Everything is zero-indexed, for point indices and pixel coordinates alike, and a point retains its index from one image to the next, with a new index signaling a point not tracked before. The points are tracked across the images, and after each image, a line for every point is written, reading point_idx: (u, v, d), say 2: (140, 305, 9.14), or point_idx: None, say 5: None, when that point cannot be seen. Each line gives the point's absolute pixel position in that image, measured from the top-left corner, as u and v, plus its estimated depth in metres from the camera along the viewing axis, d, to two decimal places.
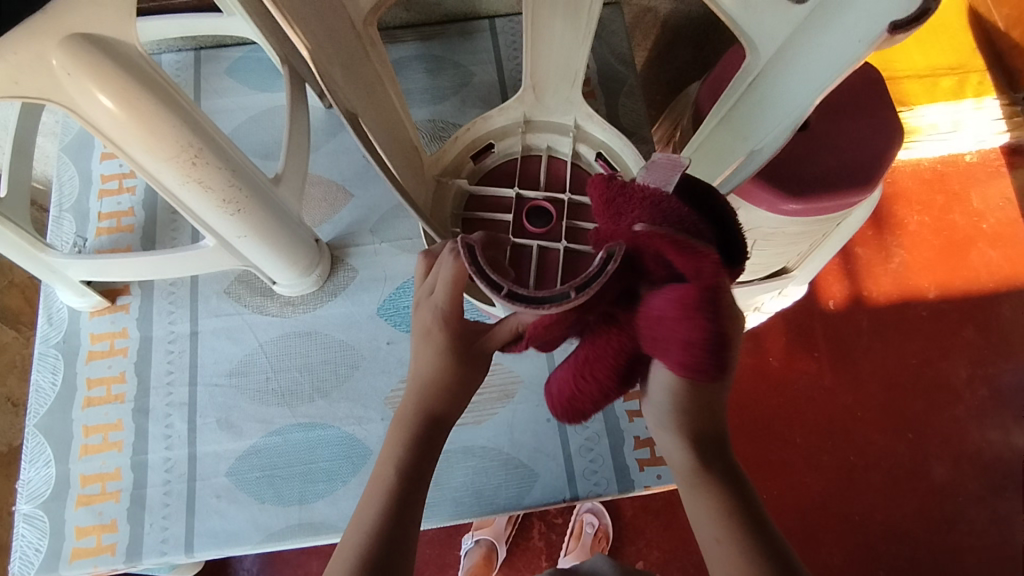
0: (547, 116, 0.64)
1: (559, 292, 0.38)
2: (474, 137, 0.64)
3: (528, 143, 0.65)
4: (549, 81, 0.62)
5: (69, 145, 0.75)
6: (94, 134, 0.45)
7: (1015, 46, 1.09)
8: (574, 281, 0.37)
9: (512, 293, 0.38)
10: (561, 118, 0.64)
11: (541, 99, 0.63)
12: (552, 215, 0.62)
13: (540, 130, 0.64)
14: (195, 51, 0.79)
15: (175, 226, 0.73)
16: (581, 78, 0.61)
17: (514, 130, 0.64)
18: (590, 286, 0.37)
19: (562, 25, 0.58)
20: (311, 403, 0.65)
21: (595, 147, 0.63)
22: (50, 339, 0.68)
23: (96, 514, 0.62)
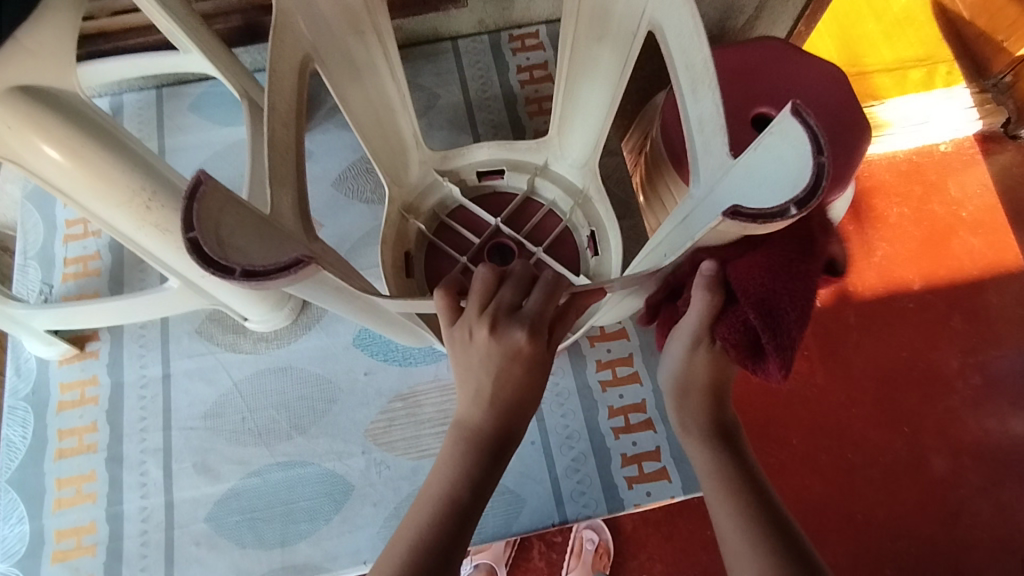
0: (412, 192, 0.66)
1: (797, 195, 0.30)
2: (396, 258, 0.61)
3: (422, 219, 0.66)
4: (396, 163, 0.64)
5: (32, 192, 0.74)
6: (43, 184, 0.45)
7: (981, 34, 1.10)
8: (792, 195, 0.31)
9: (794, 204, 0.30)
10: (426, 189, 0.66)
11: (402, 187, 0.64)
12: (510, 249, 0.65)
13: (421, 208, 0.66)
14: (157, 90, 0.78)
15: (143, 268, 0.71)
16: (417, 137, 0.65)
17: (406, 226, 0.64)
18: (821, 187, 0.30)
19: (370, 82, 0.59)
20: (289, 440, 0.64)
21: (472, 171, 0.67)
22: (18, 391, 0.66)
23: (73, 570, 0.60)
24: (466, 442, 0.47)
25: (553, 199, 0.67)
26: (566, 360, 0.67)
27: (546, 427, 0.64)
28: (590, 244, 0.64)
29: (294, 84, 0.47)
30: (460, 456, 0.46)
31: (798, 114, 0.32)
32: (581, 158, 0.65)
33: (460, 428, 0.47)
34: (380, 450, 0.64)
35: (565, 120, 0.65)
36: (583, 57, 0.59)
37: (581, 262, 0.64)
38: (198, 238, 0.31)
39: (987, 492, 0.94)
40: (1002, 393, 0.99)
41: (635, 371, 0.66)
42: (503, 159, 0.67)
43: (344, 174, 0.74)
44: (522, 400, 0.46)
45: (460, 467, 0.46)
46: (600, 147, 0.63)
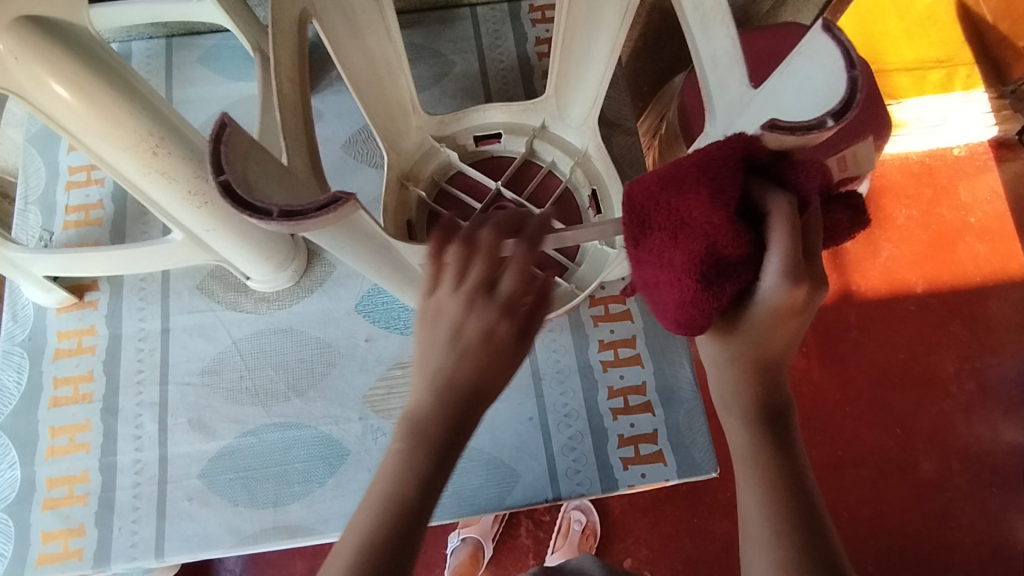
0: (410, 159, 0.65)
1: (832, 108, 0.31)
2: (400, 225, 0.61)
3: (422, 186, 0.65)
4: (396, 128, 0.63)
5: (36, 135, 0.73)
6: (46, 122, 0.43)
7: (1004, 38, 1.08)
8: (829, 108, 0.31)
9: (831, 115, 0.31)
10: (422, 155, 0.65)
11: (399, 154, 0.63)
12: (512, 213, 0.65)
13: (419, 174, 0.65)
14: (167, 39, 0.76)
15: (145, 221, 0.70)
16: (415, 101, 0.64)
17: (406, 193, 0.63)
18: (853, 105, 0.30)
19: (374, 37, 0.58)
20: (286, 403, 0.64)
21: (469, 136, 0.67)
22: (15, 336, 0.66)
23: (63, 518, 0.60)
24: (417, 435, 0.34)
25: (553, 159, 0.67)
26: (568, 338, 0.66)
27: (545, 404, 0.64)
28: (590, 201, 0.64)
29: (296, 40, 0.46)
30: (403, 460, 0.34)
31: (830, 29, 0.33)
32: (578, 115, 0.65)
33: (405, 423, 0.35)
34: (377, 417, 0.63)
35: (564, 80, 0.63)
36: (579, 24, 0.58)
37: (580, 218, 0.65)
38: (229, 180, 0.31)
39: (973, 496, 0.95)
40: (996, 401, 0.99)
41: (637, 353, 0.66)
42: (498, 124, 0.66)
43: (353, 137, 0.73)
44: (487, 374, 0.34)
45: (406, 467, 0.34)
46: (598, 105, 0.62)
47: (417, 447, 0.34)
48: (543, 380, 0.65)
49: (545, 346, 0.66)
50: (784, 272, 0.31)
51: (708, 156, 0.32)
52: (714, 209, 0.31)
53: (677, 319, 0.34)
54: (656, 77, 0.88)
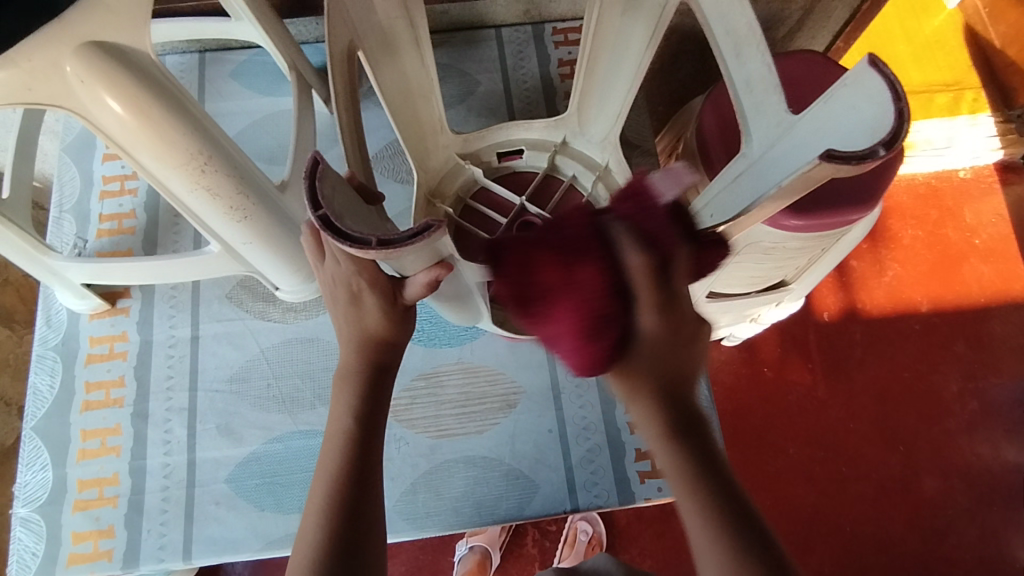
0: (438, 176, 0.66)
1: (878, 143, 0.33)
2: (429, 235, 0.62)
3: (448, 202, 0.66)
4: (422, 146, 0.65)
5: (70, 145, 0.75)
6: (102, 139, 0.45)
7: (1011, 63, 1.10)
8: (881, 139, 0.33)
9: (884, 146, 0.33)
10: (449, 170, 0.67)
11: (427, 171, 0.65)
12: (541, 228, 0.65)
13: (446, 189, 0.66)
14: (200, 54, 0.79)
15: (177, 230, 0.72)
16: (444, 122, 0.65)
17: (433, 206, 0.65)
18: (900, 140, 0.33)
19: (411, 60, 0.60)
20: (312, 410, 0.65)
21: (492, 153, 0.69)
22: (48, 341, 0.67)
23: (93, 520, 0.61)
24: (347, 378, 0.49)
25: (575, 174, 0.67)
26: None
27: (564, 417, 0.66)
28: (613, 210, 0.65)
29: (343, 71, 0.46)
30: (346, 396, 0.48)
31: (876, 65, 0.36)
32: (601, 133, 0.66)
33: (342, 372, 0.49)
34: (400, 426, 0.65)
35: (587, 96, 0.65)
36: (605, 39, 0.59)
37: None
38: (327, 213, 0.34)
39: (975, 515, 0.96)
40: (998, 421, 1.00)
41: None
42: (521, 140, 0.68)
43: (381, 153, 0.75)
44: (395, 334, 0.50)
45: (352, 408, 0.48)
46: (622, 118, 0.63)
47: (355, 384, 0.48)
48: (562, 393, 0.66)
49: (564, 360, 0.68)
50: (658, 308, 0.38)
51: (558, 224, 0.39)
52: (595, 265, 0.37)
53: (580, 362, 0.39)
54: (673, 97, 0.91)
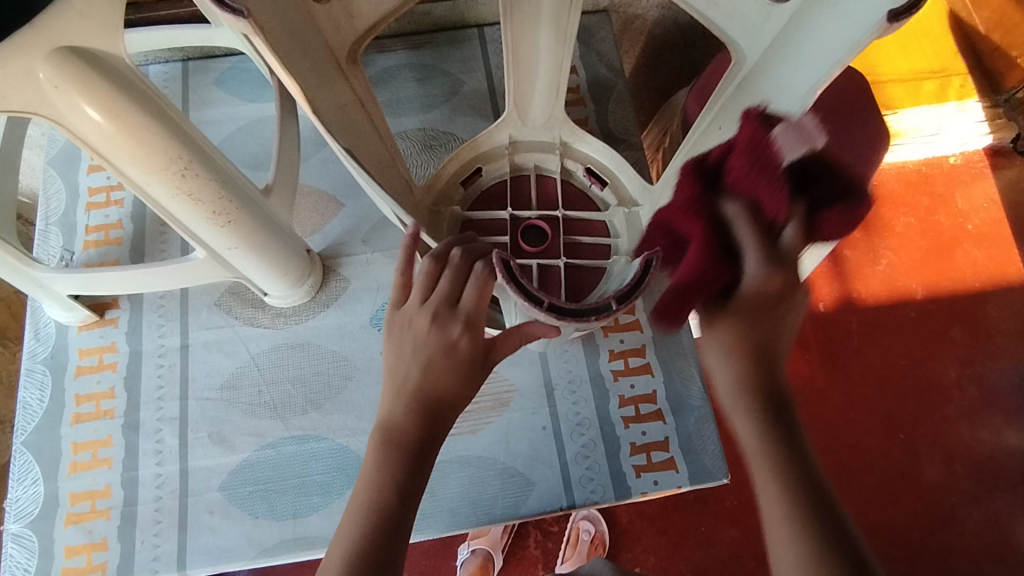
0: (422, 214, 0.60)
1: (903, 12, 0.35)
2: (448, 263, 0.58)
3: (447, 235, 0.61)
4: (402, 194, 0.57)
5: (55, 157, 0.75)
6: (82, 148, 0.45)
7: (996, 49, 1.10)
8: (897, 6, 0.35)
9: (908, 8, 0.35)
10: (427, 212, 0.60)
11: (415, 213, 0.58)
12: (547, 231, 0.61)
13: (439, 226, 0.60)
14: (183, 63, 0.79)
15: (164, 239, 0.72)
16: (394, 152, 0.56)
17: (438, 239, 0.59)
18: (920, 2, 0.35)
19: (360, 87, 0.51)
20: (304, 415, 0.65)
21: (455, 185, 0.62)
22: (37, 355, 0.67)
23: (86, 533, 0.61)
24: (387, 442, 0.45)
25: (541, 164, 0.64)
26: (579, 348, 0.68)
27: (558, 413, 0.65)
28: (594, 178, 0.63)
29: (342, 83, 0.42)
30: (380, 455, 0.45)
31: None
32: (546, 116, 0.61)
33: (381, 428, 0.46)
34: None
35: (516, 82, 0.58)
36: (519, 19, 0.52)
37: (595, 201, 0.63)
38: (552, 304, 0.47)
39: (979, 500, 0.96)
40: (998, 405, 1.00)
41: (647, 362, 0.67)
42: (471, 160, 0.63)
43: None
44: (451, 381, 0.46)
45: (384, 471, 0.44)
46: (563, 93, 0.58)
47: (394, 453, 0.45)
48: (556, 390, 0.66)
49: (555, 356, 0.67)
50: (761, 253, 0.39)
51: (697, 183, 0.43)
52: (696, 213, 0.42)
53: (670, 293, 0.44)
54: (659, 92, 0.91)
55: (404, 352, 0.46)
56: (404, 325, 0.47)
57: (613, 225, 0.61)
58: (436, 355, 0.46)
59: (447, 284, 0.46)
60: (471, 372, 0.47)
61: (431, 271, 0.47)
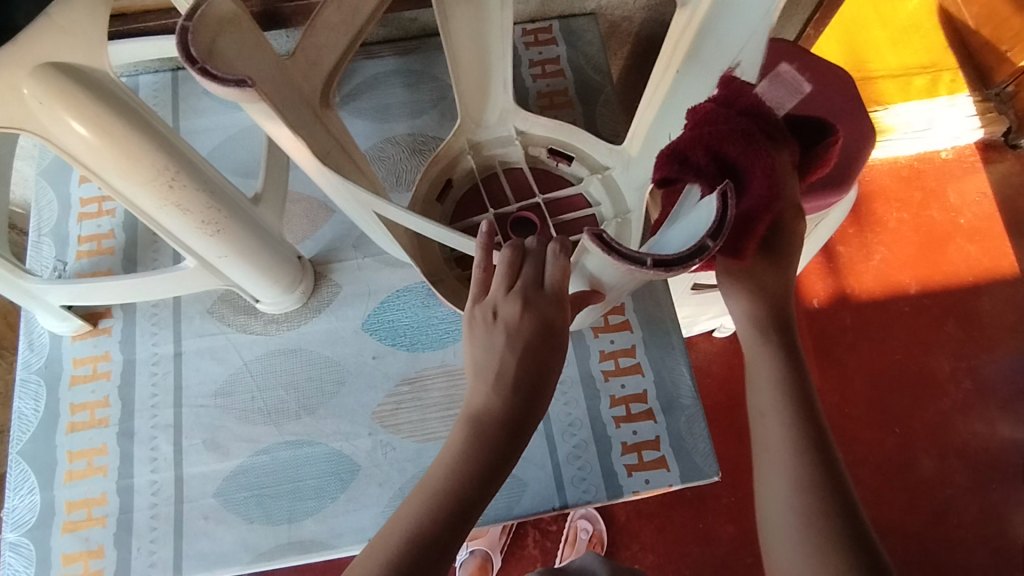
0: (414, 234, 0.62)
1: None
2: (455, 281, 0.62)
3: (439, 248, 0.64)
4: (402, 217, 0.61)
5: (47, 169, 0.75)
6: (69, 161, 0.45)
7: (986, 43, 1.11)
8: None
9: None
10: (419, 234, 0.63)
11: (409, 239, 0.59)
12: (534, 220, 0.66)
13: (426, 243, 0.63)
14: (172, 72, 0.79)
15: (156, 248, 0.72)
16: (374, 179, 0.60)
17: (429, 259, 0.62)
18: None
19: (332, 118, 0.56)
20: (297, 420, 0.65)
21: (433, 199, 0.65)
22: (31, 365, 0.68)
23: (82, 541, 0.62)
24: (476, 431, 0.43)
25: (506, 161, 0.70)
26: (570, 350, 0.68)
27: (550, 414, 0.66)
28: (560, 159, 0.68)
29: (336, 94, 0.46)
30: (465, 439, 0.43)
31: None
32: (497, 115, 0.68)
33: (467, 416, 0.44)
34: (386, 432, 0.65)
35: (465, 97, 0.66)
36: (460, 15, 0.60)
37: (568, 178, 0.69)
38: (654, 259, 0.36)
39: (974, 493, 0.96)
40: (993, 398, 1.01)
41: (637, 362, 0.68)
42: (442, 173, 0.67)
43: None
44: (542, 367, 0.44)
45: (464, 459, 0.42)
46: (508, 86, 0.66)
47: (479, 446, 0.42)
48: None
49: None
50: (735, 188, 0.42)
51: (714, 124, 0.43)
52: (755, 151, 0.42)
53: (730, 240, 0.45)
54: None
55: (496, 346, 0.44)
56: (489, 320, 0.45)
57: (591, 194, 0.67)
58: (532, 341, 0.44)
59: (531, 268, 0.45)
60: (555, 359, 0.45)
61: (511, 262, 0.45)
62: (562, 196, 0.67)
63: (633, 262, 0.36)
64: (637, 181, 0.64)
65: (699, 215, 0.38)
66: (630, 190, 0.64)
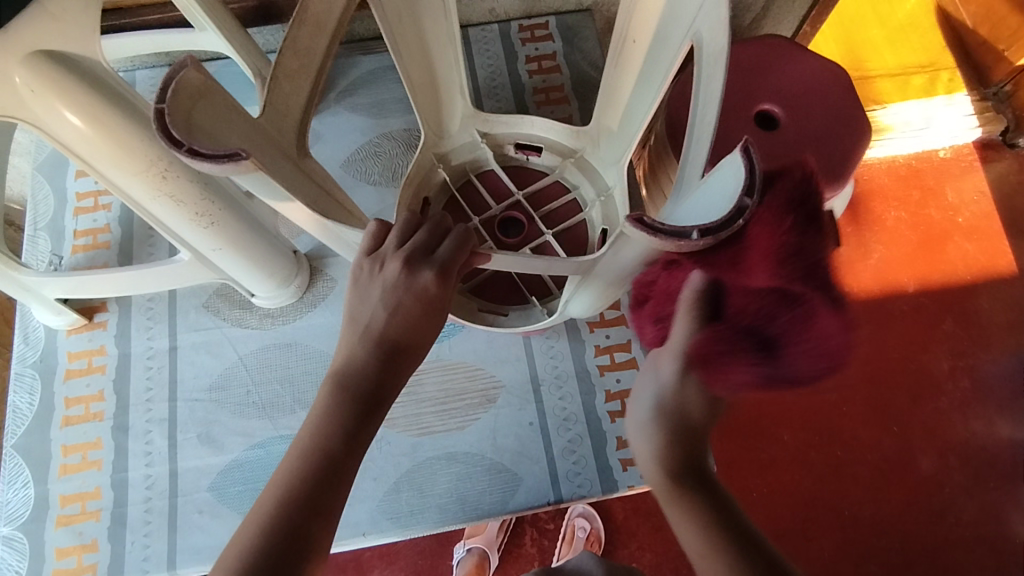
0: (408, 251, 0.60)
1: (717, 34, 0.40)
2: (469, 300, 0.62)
3: None
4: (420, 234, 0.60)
5: (43, 163, 0.75)
6: (62, 151, 0.45)
7: (984, 42, 1.11)
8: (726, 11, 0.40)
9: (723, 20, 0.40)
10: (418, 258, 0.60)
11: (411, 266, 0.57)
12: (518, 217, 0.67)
13: None
14: (169, 68, 0.79)
15: (152, 242, 0.72)
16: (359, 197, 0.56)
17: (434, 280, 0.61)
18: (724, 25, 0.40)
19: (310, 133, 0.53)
20: (292, 415, 0.65)
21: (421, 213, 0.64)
22: (26, 359, 0.67)
23: (76, 535, 0.61)
24: (341, 392, 0.43)
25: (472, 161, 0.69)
26: (566, 345, 0.68)
27: (545, 409, 0.66)
28: (528, 151, 0.69)
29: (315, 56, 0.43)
30: (330, 400, 0.43)
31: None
32: (457, 121, 0.68)
33: (333, 374, 0.44)
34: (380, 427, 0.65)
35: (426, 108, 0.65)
36: (404, 30, 0.57)
37: (538, 169, 0.70)
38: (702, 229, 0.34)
39: (972, 492, 0.96)
40: (990, 397, 1.00)
41: (633, 357, 0.68)
42: (418, 187, 0.65)
43: (352, 157, 0.76)
44: (418, 331, 0.45)
45: (329, 416, 0.42)
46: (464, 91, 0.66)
47: (340, 402, 0.43)
48: (541, 385, 0.67)
49: (542, 352, 0.68)
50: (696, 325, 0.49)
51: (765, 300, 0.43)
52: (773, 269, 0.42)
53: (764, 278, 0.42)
54: None
55: (371, 303, 0.44)
56: (376, 269, 0.44)
57: (567, 178, 0.68)
58: (411, 304, 0.43)
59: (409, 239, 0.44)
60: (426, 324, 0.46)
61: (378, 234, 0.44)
62: (540, 187, 0.68)
63: (675, 237, 0.35)
64: (610, 159, 0.65)
65: (733, 172, 0.36)
66: (607, 167, 0.66)
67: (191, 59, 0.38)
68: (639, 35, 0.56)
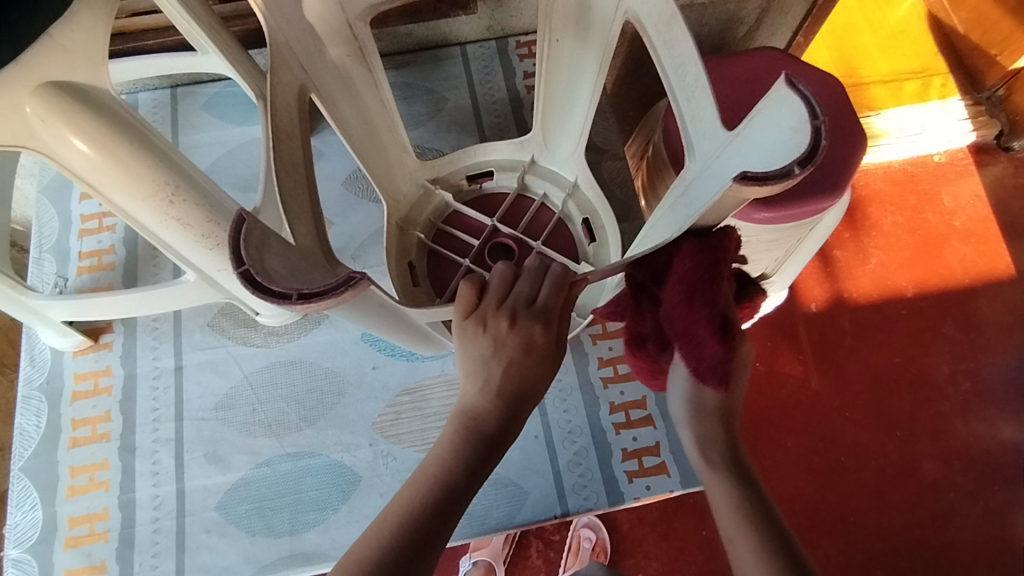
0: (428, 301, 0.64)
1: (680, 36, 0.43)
2: None
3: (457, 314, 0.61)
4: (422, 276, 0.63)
5: (48, 186, 0.76)
6: (72, 179, 0.46)
7: (975, 48, 1.12)
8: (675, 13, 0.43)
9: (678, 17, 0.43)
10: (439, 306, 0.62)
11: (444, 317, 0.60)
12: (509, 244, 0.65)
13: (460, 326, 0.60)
14: (172, 89, 0.80)
15: (156, 262, 0.73)
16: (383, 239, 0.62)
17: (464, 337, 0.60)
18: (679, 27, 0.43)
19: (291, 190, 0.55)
20: (298, 432, 0.65)
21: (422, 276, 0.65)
22: (33, 381, 0.68)
23: (84, 556, 0.62)
24: (467, 434, 0.44)
25: (437, 218, 0.68)
26: (569, 358, 0.68)
27: (549, 422, 0.66)
28: (482, 179, 0.70)
29: (294, 114, 0.47)
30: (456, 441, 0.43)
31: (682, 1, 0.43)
32: (406, 181, 0.67)
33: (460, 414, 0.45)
34: (387, 443, 0.65)
35: (383, 177, 0.63)
36: (358, 81, 0.58)
37: (498, 192, 0.70)
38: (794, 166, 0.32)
39: (976, 495, 0.96)
40: (992, 399, 1.01)
41: None
42: (401, 255, 0.64)
43: (353, 174, 0.77)
44: (533, 379, 0.45)
45: (456, 454, 0.43)
46: (407, 147, 0.65)
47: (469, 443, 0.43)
48: (546, 398, 0.67)
49: None
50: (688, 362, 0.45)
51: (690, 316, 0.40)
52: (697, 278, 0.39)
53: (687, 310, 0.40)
54: (641, 102, 0.92)
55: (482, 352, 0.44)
56: (478, 328, 0.44)
57: (530, 190, 0.69)
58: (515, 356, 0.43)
59: (523, 286, 0.44)
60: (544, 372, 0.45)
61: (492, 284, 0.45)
62: (510, 206, 0.68)
63: (783, 178, 0.32)
64: (564, 153, 0.67)
65: (785, 110, 0.36)
66: (562, 162, 0.67)
67: (242, 211, 0.36)
68: (559, 30, 0.58)
